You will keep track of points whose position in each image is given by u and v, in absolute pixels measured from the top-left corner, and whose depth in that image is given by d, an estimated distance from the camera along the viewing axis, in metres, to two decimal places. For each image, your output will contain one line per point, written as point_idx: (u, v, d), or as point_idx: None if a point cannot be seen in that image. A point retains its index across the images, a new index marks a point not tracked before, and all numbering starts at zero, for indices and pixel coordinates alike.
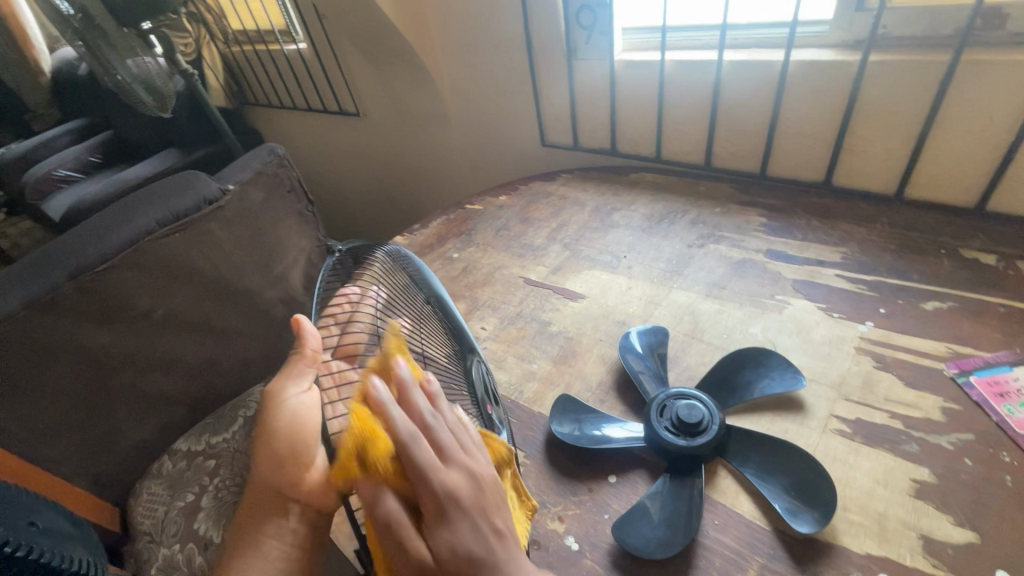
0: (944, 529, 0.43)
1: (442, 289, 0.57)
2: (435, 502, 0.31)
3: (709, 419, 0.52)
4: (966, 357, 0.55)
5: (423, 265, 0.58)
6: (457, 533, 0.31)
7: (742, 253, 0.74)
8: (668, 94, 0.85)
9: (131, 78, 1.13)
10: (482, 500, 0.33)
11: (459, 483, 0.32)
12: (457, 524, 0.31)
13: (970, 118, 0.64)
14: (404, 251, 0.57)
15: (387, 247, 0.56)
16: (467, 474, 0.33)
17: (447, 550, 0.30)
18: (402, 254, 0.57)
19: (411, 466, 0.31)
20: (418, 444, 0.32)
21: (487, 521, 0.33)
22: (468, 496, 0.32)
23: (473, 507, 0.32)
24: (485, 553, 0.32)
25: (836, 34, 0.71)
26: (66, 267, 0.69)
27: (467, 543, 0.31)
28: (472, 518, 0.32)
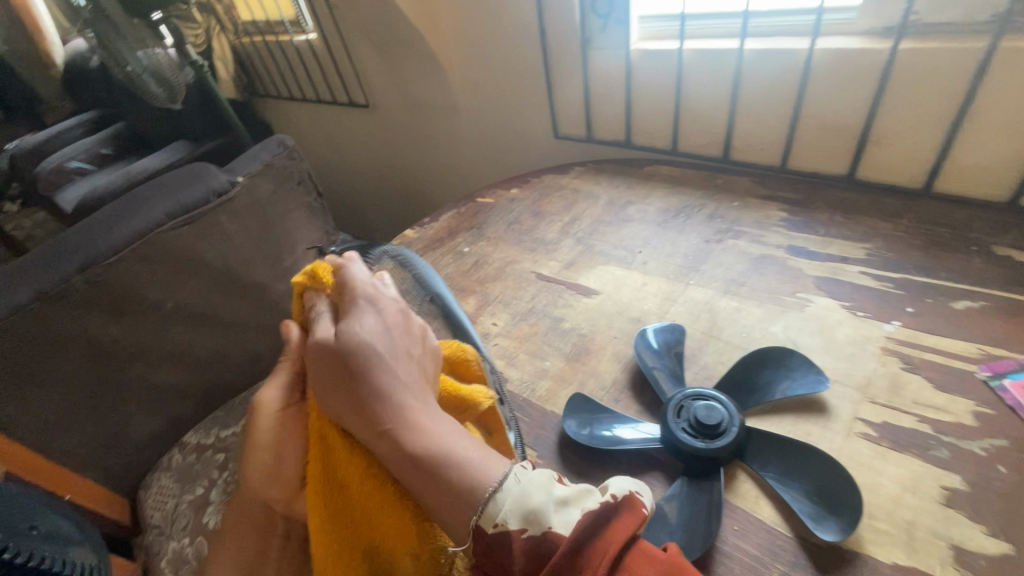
0: (977, 540, 0.41)
1: (445, 289, 0.59)
2: (350, 304, 0.41)
3: (728, 420, 0.50)
4: (999, 359, 0.53)
5: (428, 267, 0.61)
6: (358, 326, 0.39)
7: (762, 248, 0.72)
8: (687, 85, 0.83)
9: (141, 69, 1.11)
10: (394, 321, 0.40)
11: (374, 298, 0.42)
12: (362, 321, 0.40)
13: (1007, 109, 0.61)
14: (406, 252, 0.62)
15: (392, 251, 0.61)
16: (391, 303, 0.42)
17: (346, 332, 0.39)
18: (405, 256, 0.61)
19: (342, 282, 0.44)
20: (354, 273, 0.44)
21: (399, 341, 0.39)
22: (383, 309, 0.41)
23: (379, 316, 0.40)
24: (383, 349, 0.37)
25: (864, 20, 0.68)
26: (77, 259, 0.69)
27: (364, 332, 0.39)
28: (381, 325, 0.39)
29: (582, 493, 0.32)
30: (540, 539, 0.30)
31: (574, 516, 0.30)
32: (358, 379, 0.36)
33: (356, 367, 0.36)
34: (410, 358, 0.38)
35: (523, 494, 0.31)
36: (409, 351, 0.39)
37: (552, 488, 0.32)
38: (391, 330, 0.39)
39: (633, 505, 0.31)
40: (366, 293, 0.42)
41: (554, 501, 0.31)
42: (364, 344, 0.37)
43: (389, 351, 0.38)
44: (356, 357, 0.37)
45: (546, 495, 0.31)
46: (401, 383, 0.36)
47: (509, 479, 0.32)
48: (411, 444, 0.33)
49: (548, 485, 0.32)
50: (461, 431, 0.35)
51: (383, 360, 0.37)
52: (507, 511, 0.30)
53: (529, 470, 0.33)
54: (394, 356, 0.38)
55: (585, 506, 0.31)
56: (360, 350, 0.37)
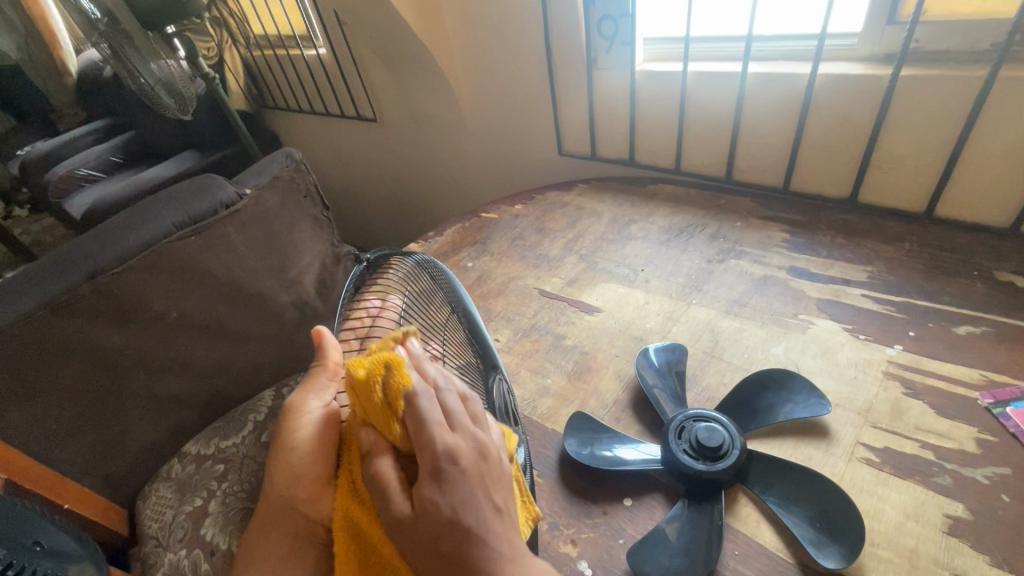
0: (980, 570, 0.41)
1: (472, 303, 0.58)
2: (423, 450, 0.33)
3: (729, 442, 0.50)
4: (1000, 385, 0.52)
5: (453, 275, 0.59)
6: (447, 491, 0.32)
7: (764, 269, 0.72)
8: (689, 107, 0.84)
9: (154, 81, 1.15)
10: (480, 472, 0.34)
11: (453, 443, 0.33)
12: (448, 484, 0.32)
13: (1007, 136, 0.62)
14: (435, 262, 0.59)
15: (415, 257, 0.58)
16: (470, 442, 0.34)
17: (433, 503, 0.32)
18: (434, 267, 0.58)
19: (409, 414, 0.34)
20: (424, 399, 0.35)
21: (488, 501, 0.33)
22: (466, 457, 0.33)
23: (466, 476, 0.33)
24: (473, 520, 0.32)
25: (864, 47, 0.70)
26: (83, 268, 0.70)
27: (452, 498, 0.32)
28: (473, 487, 0.33)
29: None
30: None
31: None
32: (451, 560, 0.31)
33: (449, 549, 0.31)
34: (497, 515, 0.33)
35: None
36: (497, 506, 0.33)
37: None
38: (481, 489, 0.33)
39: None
40: (446, 430, 0.34)
41: None
42: (455, 517, 0.31)
43: (480, 517, 0.32)
44: (449, 536, 0.31)
45: None
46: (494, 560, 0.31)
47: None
48: None
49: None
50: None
51: (476, 536, 0.31)
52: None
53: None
54: (485, 523, 0.32)
55: None
56: (451, 525, 0.31)
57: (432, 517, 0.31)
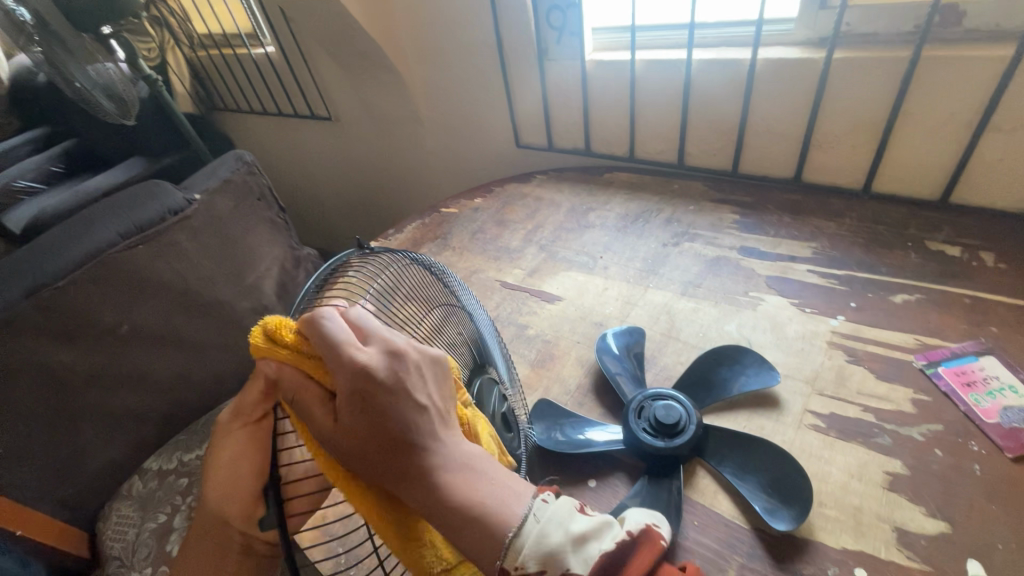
0: (917, 521, 0.44)
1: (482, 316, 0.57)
2: (343, 373, 0.29)
3: (686, 418, 0.52)
4: (934, 348, 0.56)
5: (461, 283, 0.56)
6: (363, 399, 0.29)
7: (716, 250, 0.74)
8: (639, 96, 0.86)
9: (90, 84, 1.08)
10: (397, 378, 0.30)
11: (369, 358, 0.30)
12: (368, 399, 0.29)
13: (931, 113, 0.66)
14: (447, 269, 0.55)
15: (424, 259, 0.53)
16: (380, 352, 0.31)
17: (353, 407, 0.29)
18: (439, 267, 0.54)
19: (318, 342, 0.29)
20: (334, 325, 0.29)
21: (411, 405, 0.30)
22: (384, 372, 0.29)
23: (387, 388, 0.29)
24: (398, 420, 0.30)
25: (800, 31, 0.72)
26: (23, 284, 0.67)
27: (374, 409, 0.29)
28: (394, 395, 0.30)
29: (599, 527, 0.32)
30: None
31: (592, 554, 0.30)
32: (397, 447, 0.29)
33: (396, 438, 0.29)
34: (425, 414, 0.31)
35: (540, 534, 0.30)
36: (421, 405, 0.31)
37: (570, 521, 0.31)
38: (402, 397, 0.30)
39: (650, 537, 0.33)
40: (358, 350, 0.29)
41: (572, 539, 0.30)
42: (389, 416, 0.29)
43: (405, 414, 0.30)
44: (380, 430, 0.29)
45: (564, 532, 0.30)
46: (434, 445, 0.31)
47: (527, 521, 0.30)
48: (449, 505, 0.30)
49: (567, 516, 0.31)
50: (483, 467, 0.32)
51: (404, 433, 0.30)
52: (527, 558, 0.29)
53: (550, 503, 0.32)
54: (412, 425, 0.30)
55: (604, 544, 0.31)
56: (376, 420, 0.29)
57: (356, 421, 0.28)
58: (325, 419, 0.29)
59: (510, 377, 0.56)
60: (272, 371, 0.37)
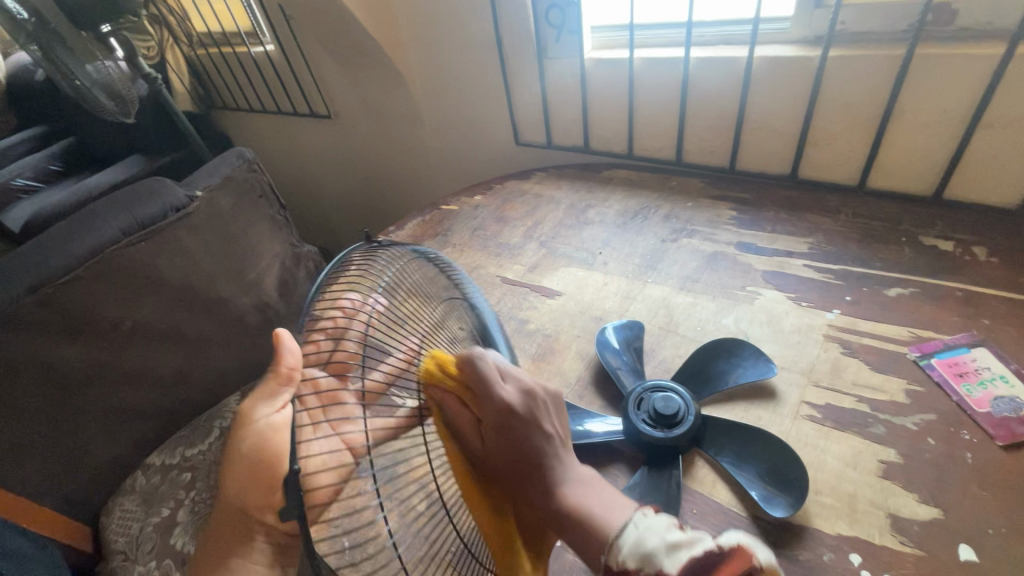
0: (911, 507, 0.45)
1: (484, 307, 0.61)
2: (491, 403, 0.38)
3: (684, 410, 0.53)
4: (927, 340, 0.57)
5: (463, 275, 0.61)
6: (502, 422, 0.38)
7: (714, 246, 0.75)
8: (637, 94, 0.87)
9: (91, 83, 1.08)
10: (529, 409, 0.40)
11: (512, 394, 0.39)
12: (507, 423, 0.38)
13: (925, 109, 0.67)
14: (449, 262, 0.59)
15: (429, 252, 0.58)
16: (517, 389, 0.40)
17: (499, 430, 0.38)
18: (444, 262, 0.59)
19: (474, 379, 0.39)
20: (481, 364, 0.39)
21: (539, 429, 0.40)
22: (517, 402, 0.39)
23: (522, 417, 0.39)
24: (531, 441, 0.39)
25: (796, 30, 0.73)
26: (27, 279, 0.67)
27: (514, 432, 0.39)
28: (527, 422, 0.39)
29: (693, 539, 0.32)
30: None
31: (683, 559, 0.32)
32: (526, 462, 0.39)
33: (527, 454, 0.39)
34: (550, 438, 0.40)
35: (638, 539, 0.34)
36: (547, 431, 0.40)
37: (667, 532, 0.33)
38: (534, 423, 0.40)
39: (740, 551, 0.31)
40: (501, 385, 0.39)
41: (667, 546, 0.32)
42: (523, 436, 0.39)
43: (535, 436, 0.39)
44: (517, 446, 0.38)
45: (660, 539, 0.33)
46: (555, 462, 0.40)
47: (627, 528, 0.35)
48: (564, 511, 0.38)
49: (665, 529, 0.34)
50: (594, 484, 0.40)
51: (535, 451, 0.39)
52: (627, 558, 0.33)
53: (650, 517, 0.35)
54: (542, 447, 0.39)
55: (695, 551, 0.32)
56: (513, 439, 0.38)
57: (501, 439, 0.38)
58: (474, 438, 0.38)
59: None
60: (292, 369, 0.38)
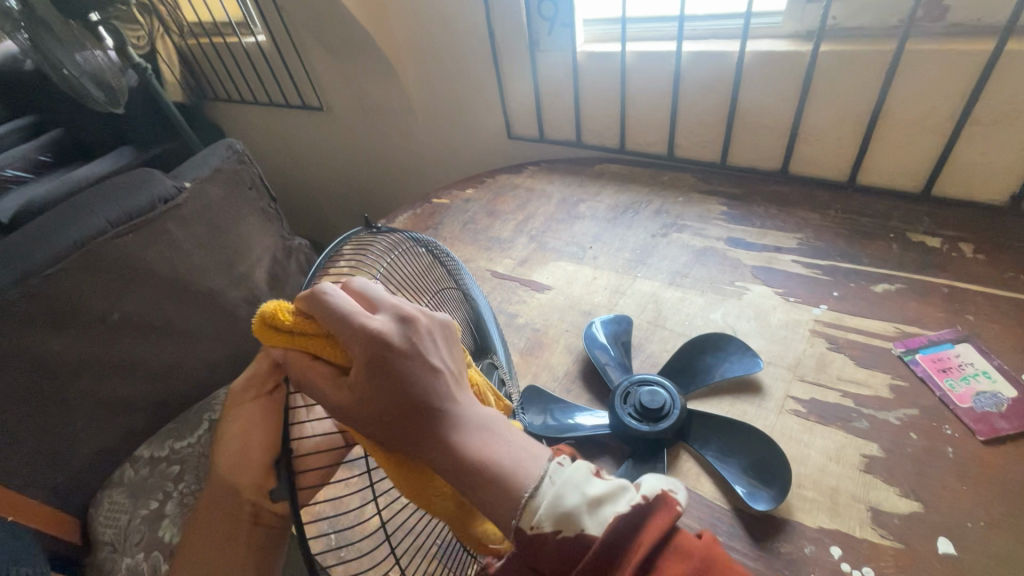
0: (892, 501, 0.45)
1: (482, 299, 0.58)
2: (351, 342, 0.32)
3: (670, 404, 0.53)
4: (912, 336, 0.57)
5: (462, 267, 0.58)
6: (370, 366, 0.32)
7: (703, 241, 0.75)
8: (629, 88, 0.86)
9: (79, 73, 1.06)
10: (404, 342, 0.33)
11: (381, 326, 0.33)
12: (377, 365, 0.32)
13: (915, 105, 0.67)
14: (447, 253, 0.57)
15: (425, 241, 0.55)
16: (388, 320, 0.34)
17: (366, 377, 0.31)
18: (443, 254, 0.56)
19: (325, 318, 0.32)
20: (332, 300, 0.33)
21: (424, 366, 0.33)
22: (386, 336, 0.32)
23: (395, 352, 0.32)
24: (412, 383, 0.32)
25: (788, 24, 0.73)
26: (12, 270, 0.67)
27: (386, 375, 0.32)
28: (404, 359, 0.32)
29: (616, 489, 0.30)
30: (574, 540, 0.29)
31: (608, 516, 0.29)
32: (410, 410, 0.32)
33: (405, 403, 0.32)
34: (441, 376, 0.33)
35: (557, 496, 0.30)
36: (434, 368, 0.33)
37: (586, 485, 0.30)
38: (413, 359, 0.33)
39: (665, 502, 0.30)
40: (362, 318, 0.33)
41: (588, 502, 0.30)
42: (398, 378, 0.32)
43: (417, 377, 0.32)
44: (395, 396, 0.31)
45: (579, 495, 0.30)
46: (449, 404, 0.33)
47: (543, 483, 0.30)
48: (460, 463, 0.31)
49: (584, 481, 0.31)
50: (498, 426, 0.34)
51: (420, 397, 0.32)
52: (544, 517, 0.29)
53: (565, 467, 0.32)
54: (430, 389, 0.33)
55: (619, 508, 0.30)
56: (389, 385, 0.32)
57: (371, 388, 0.31)
58: (341, 393, 0.31)
59: (510, 372, 0.55)
60: None
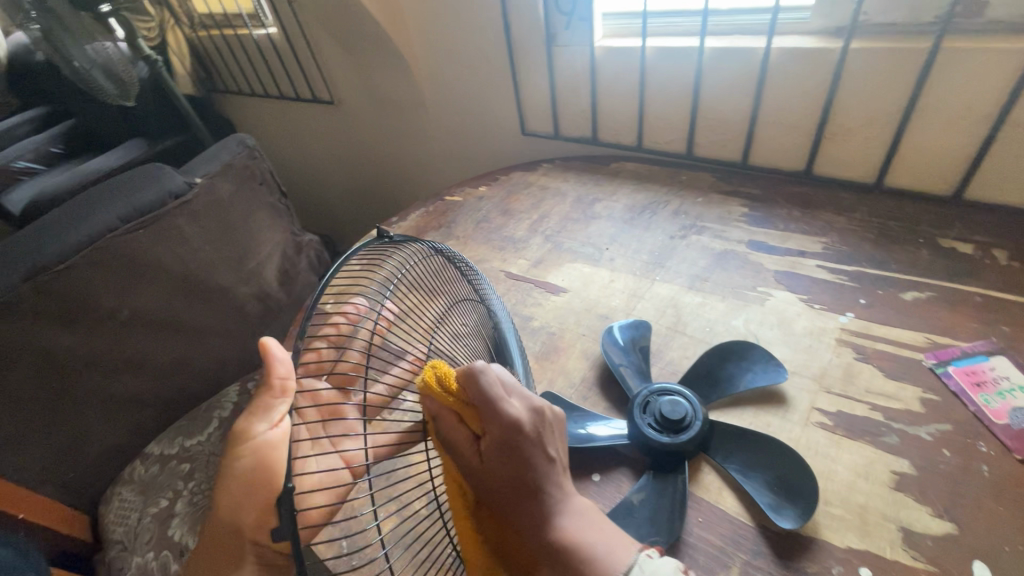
0: (924, 521, 0.44)
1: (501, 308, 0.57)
2: (494, 419, 0.32)
3: (692, 414, 0.51)
4: (944, 347, 0.55)
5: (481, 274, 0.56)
6: (506, 443, 0.32)
7: (724, 243, 0.73)
8: (648, 85, 0.84)
9: (90, 65, 1.05)
10: (536, 430, 0.34)
11: (522, 410, 0.33)
12: (512, 443, 0.32)
13: (950, 104, 0.64)
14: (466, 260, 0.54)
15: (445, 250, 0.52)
16: (525, 406, 0.34)
17: (498, 451, 0.32)
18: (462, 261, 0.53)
19: (475, 387, 0.33)
20: (483, 373, 0.33)
21: (547, 453, 0.34)
22: (525, 419, 0.33)
23: (529, 436, 0.33)
24: (535, 467, 0.33)
25: (817, 20, 0.70)
26: (22, 267, 0.66)
27: (517, 454, 0.32)
28: (534, 445, 0.33)
29: None
30: None
31: None
32: (527, 493, 0.32)
33: (525, 484, 0.32)
34: (557, 465, 0.35)
35: None
36: (553, 457, 0.34)
37: None
38: (541, 446, 0.33)
39: None
40: (507, 397, 0.33)
41: None
42: (526, 466, 0.32)
43: (539, 463, 0.33)
44: (521, 475, 0.32)
45: None
46: (557, 493, 0.34)
47: (634, 572, 0.31)
48: (562, 555, 0.31)
49: (671, 575, 0.30)
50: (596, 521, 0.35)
51: (537, 481, 0.33)
52: None
53: (655, 559, 0.32)
54: (546, 475, 0.33)
55: None
56: (516, 465, 0.32)
57: (501, 464, 0.32)
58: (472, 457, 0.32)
59: (528, 380, 0.54)
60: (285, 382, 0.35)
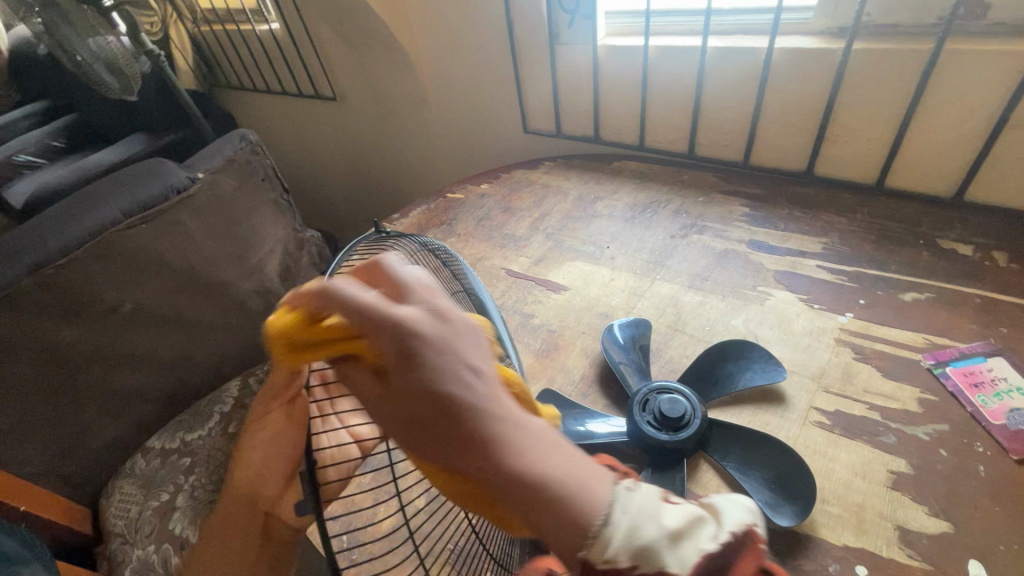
0: (920, 520, 0.44)
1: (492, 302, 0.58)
2: (370, 334, 0.27)
3: (691, 412, 0.51)
4: (942, 347, 0.56)
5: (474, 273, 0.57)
6: (400, 357, 0.26)
7: (724, 243, 0.73)
8: (651, 85, 0.84)
9: (92, 58, 1.05)
10: (435, 330, 0.28)
11: (405, 312, 0.27)
12: (404, 355, 0.26)
13: (951, 106, 0.64)
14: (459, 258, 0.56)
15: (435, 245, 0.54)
16: (417, 308, 0.28)
17: (395, 374, 0.27)
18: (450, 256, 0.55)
19: (334, 310, 0.28)
20: (339, 290, 0.28)
21: (456, 358, 0.27)
22: (414, 324, 0.27)
23: (422, 340, 0.27)
24: (447, 378, 0.26)
25: (820, 20, 0.70)
26: (25, 261, 0.66)
27: (416, 368, 0.26)
28: (432, 348, 0.27)
29: None
30: None
31: None
32: (441, 411, 0.26)
33: (434, 402, 0.26)
34: (481, 372, 0.27)
35: None
36: (471, 362, 0.27)
37: None
38: (444, 349, 0.27)
39: None
40: (383, 304, 0.27)
41: None
42: (434, 384, 0.26)
43: (447, 371, 0.26)
44: (428, 397, 0.26)
45: None
46: (490, 407, 0.26)
47: (614, 511, 0.25)
48: (521, 487, 0.25)
49: None
50: (559, 445, 0.27)
51: (450, 394, 0.26)
52: None
53: None
54: (464, 382, 0.26)
55: None
56: (418, 383, 0.26)
57: (403, 386, 0.26)
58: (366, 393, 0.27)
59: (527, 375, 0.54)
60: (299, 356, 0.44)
